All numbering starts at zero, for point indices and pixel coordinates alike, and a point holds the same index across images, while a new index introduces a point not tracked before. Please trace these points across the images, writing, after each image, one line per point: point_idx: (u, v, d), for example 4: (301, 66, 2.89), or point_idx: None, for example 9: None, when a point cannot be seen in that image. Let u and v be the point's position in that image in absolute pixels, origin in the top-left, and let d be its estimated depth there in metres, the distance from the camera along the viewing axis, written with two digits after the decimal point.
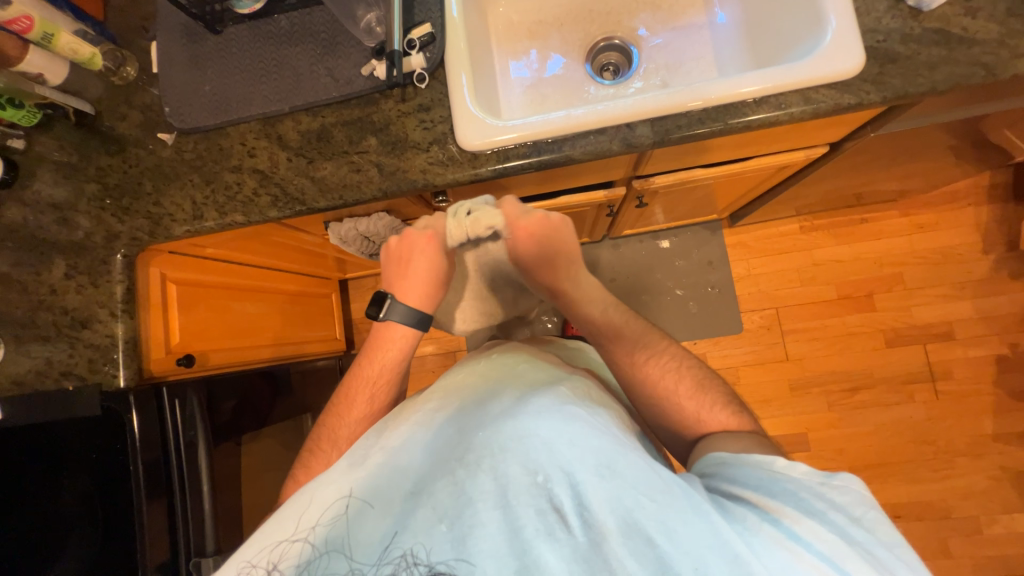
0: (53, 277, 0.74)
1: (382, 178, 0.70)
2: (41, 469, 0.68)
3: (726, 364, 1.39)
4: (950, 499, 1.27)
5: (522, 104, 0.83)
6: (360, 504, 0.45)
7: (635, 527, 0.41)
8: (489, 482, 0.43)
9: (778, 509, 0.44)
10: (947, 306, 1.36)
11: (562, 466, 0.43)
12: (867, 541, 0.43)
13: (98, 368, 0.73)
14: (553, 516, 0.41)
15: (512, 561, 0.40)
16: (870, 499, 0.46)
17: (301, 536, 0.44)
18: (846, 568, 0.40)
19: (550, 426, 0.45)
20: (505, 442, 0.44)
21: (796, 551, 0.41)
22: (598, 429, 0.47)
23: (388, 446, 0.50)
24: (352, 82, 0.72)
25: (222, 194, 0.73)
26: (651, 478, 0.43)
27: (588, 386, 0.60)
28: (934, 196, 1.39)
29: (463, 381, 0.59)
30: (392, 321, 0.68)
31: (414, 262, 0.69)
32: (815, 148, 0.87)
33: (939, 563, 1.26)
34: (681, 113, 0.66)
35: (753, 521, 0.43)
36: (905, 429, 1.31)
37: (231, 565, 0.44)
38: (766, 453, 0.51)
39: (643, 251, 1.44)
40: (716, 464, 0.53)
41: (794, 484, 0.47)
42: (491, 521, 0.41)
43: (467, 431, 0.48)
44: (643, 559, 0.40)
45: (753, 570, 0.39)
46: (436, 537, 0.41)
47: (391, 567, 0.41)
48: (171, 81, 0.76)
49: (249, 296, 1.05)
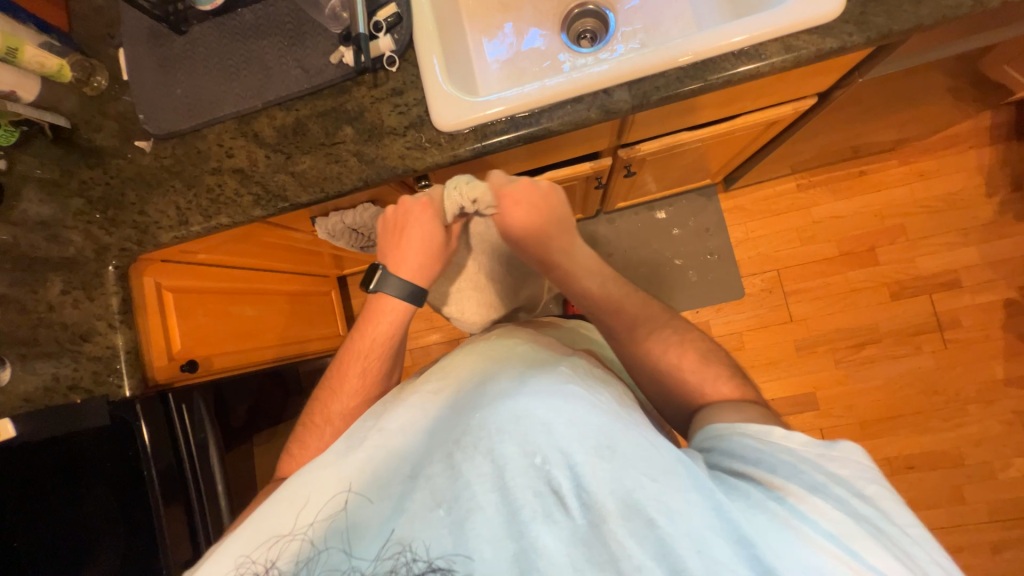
0: (51, 294, 0.75)
1: (361, 168, 0.69)
2: (62, 479, 0.67)
3: (731, 330, 1.38)
4: (963, 446, 1.27)
5: (498, 81, 0.81)
6: (358, 494, 0.46)
7: (635, 507, 0.40)
8: (487, 464, 0.43)
9: (782, 485, 0.44)
10: (952, 253, 1.33)
11: (560, 447, 0.43)
12: (875, 517, 0.42)
13: (102, 379, 0.74)
14: (552, 497, 0.41)
15: (510, 544, 0.40)
16: (869, 473, 0.46)
17: (299, 533, 0.44)
18: (857, 544, 0.39)
19: (548, 408, 0.46)
20: (502, 424, 0.45)
21: (805, 529, 0.40)
22: (596, 410, 0.47)
23: (385, 429, 0.50)
24: (322, 72, 0.71)
25: (205, 197, 0.73)
26: (652, 457, 0.43)
27: (589, 367, 0.60)
28: (934, 142, 1.36)
29: (459, 364, 0.58)
30: (387, 293, 0.68)
31: (411, 233, 0.69)
32: (804, 101, 0.84)
33: (955, 510, 1.26)
34: (658, 74, 0.64)
35: (757, 497, 0.43)
36: (914, 381, 1.31)
37: (221, 559, 0.44)
38: (762, 425, 0.50)
39: (639, 223, 1.42)
40: (712, 438, 0.52)
41: (792, 457, 0.46)
42: (490, 505, 0.41)
43: (464, 413, 0.49)
44: (643, 540, 0.39)
45: (759, 547, 0.39)
46: (434, 524, 0.42)
47: (391, 563, 0.41)
48: (141, 87, 0.75)
49: (248, 299, 1.05)
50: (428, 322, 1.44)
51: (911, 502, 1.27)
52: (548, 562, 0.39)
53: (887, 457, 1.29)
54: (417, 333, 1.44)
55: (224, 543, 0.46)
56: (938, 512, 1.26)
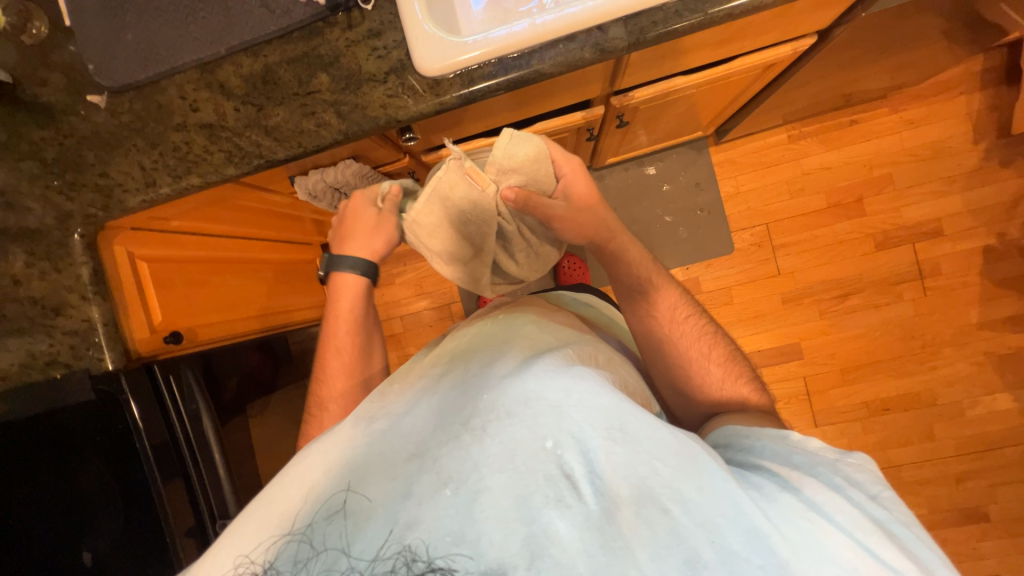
0: (14, 267, 0.69)
1: (340, 120, 0.65)
2: (51, 457, 0.65)
3: (719, 285, 1.39)
4: (936, 388, 1.34)
5: (482, 23, 0.76)
6: (359, 490, 0.42)
7: (648, 494, 0.40)
8: (495, 447, 0.41)
9: (799, 479, 0.45)
10: (937, 202, 1.35)
11: (572, 430, 0.42)
12: (887, 520, 0.42)
13: (81, 354, 0.70)
14: (563, 481, 0.40)
15: (520, 529, 0.37)
16: (880, 478, 0.46)
17: (296, 533, 0.40)
18: (875, 540, 0.40)
19: (556, 389, 0.44)
20: (511, 406, 0.43)
21: (821, 521, 0.40)
22: (606, 389, 0.46)
23: (403, 419, 0.48)
24: (290, 12, 0.65)
25: (172, 156, 0.68)
26: (664, 440, 0.42)
27: (596, 350, 0.60)
28: (926, 88, 1.34)
29: (465, 346, 0.58)
30: (339, 269, 0.75)
31: (360, 223, 0.75)
32: (802, 40, 0.81)
33: (925, 447, 1.33)
34: (656, 8, 0.60)
35: (773, 488, 0.43)
36: (894, 328, 1.35)
37: (220, 559, 0.40)
38: (779, 430, 0.53)
39: (628, 179, 1.40)
40: (731, 435, 0.55)
41: (810, 459, 0.48)
42: (498, 487, 0.39)
43: (470, 396, 0.48)
44: (657, 528, 0.39)
45: (772, 538, 0.38)
46: (439, 504, 0.39)
47: (391, 563, 0.37)
48: (87, 34, 0.68)
49: (230, 269, 1.02)
50: (418, 288, 1.42)
51: (885, 441, 1.34)
52: (561, 547, 0.37)
53: (865, 401, 1.35)
54: (407, 300, 1.42)
55: (234, 528, 0.43)
56: (909, 449, 1.33)
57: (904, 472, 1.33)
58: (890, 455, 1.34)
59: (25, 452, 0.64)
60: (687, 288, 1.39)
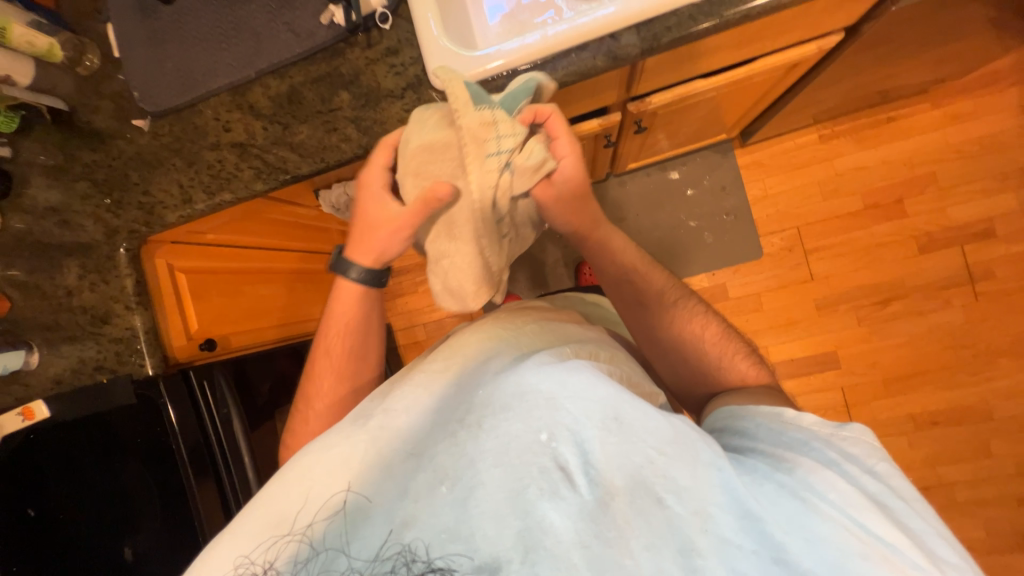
0: (68, 279, 0.75)
1: (360, 135, 0.67)
2: (96, 455, 0.70)
3: (748, 291, 1.34)
4: (992, 401, 1.24)
5: (498, 36, 0.78)
6: (356, 489, 0.42)
7: (643, 484, 0.39)
8: (491, 442, 0.41)
9: (795, 459, 0.43)
10: (987, 201, 1.26)
11: (567, 423, 0.41)
12: (881, 494, 0.41)
13: (125, 359, 0.75)
14: (558, 474, 0.39)
15: (515, 522, 0.38)
16: (877, 448, 0.45)
17: (296, 534, 0.41)
18: (867, 515, 0.39)
19: (552, 379, 0.43)
20: (507, 401, 0.42)
21: (815, 501, 0.39)
22: (604, 379, 0.44)
23: (397, 410, 0.47)
24: (314, 34, 0.68)
25: (207, 174, 0.72)
26: (661, 429, 0.41)
27: (599, 347, 0.59)
28: (971, 80, 1.26)
29: (461, 338, 0.57)
30: (340, 317, 0.70)
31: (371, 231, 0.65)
32: (828, 38, 0.78)
33: (982, 464, 1.23)
34: (669, 13, 0.59)
35: (767, 470, 0.42)
36: (941, 335, 1.26)
37: (220, 555, 0.41)
38: (773, 406, 0.51)
39: (651, 184, 1.38)
40: (727, 419, 0.53)
41: (802, 434, 0.46)
42: (493, 482, 0.39)
43: (468, 392, 0.47)
44: (652, 519, 0.38)
45: (767, 522, 0.38)
46: (436, 500, 0.39)
47: (391, 563, 0.38)
48: (133, 63, 0.73)
49: (260, 279, 1.06)
50: None
51: (934, 458, 1.25)
52: (555, 540, 0.37)
53: (911, 414, 1.27)
54: (430, 308, 1.44)
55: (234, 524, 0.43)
56: (963, 466, 1.24)
57: (957, 492, 1.23)
58: (940, 473, 1.24)
59: (74, 452, 0.69)
60: (713, 294, 1.35)
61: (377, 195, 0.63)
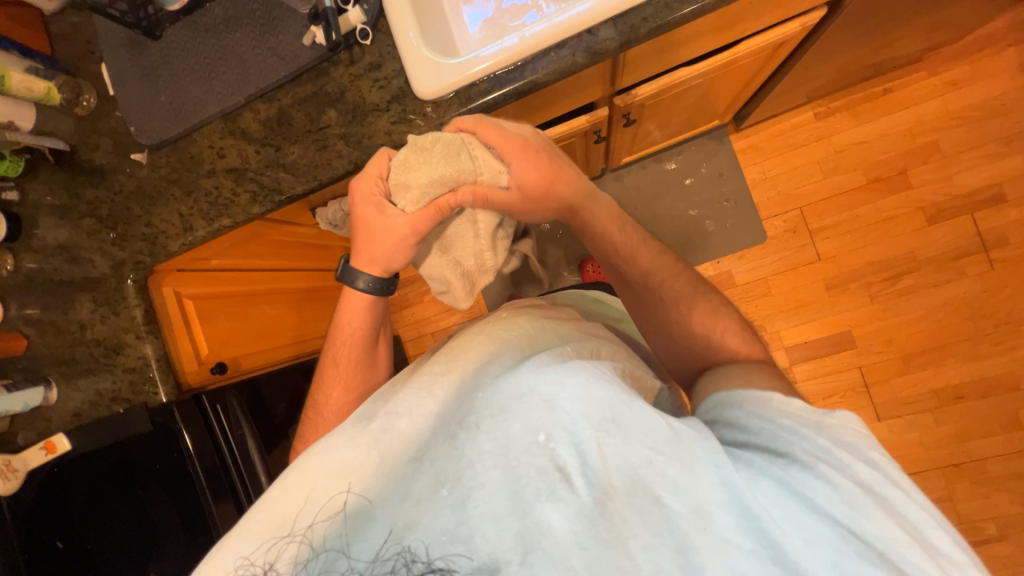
0: (80, 314, 0.77)
1: (350, 150, 0.68)
2: (119, 482, 0.71)
3: (755, 276, 1.32)
4: (1018, 371, 1.20)
5: (480, 42, 0.78)
6: (358, 490, 0.42)
7: (640, 484, 0.39)
8: (489, 443, 0.41)
9: (788, 452, 0.41)
10: (994, 165, 1.23)
11: (565, 424, 0.40)
12: (878, 486, 0.39)
13: (140, 388, 0.77)
14: (556, 474, 0.39)
15: (513, 523, 0.38)
16: (868, 434, 0.42)
17: (297, 534, 0.41)
18: (864, 513, 0.37)
19: (551, 381, 0.43)
20: (505, 403, 0.42)
21: (811, 498, 0.38)
22: (603, 379, 0.44)
23: (396, 414, 0.47)
24: (299, 56, 0.69)
25: (205, 201, 0.73)
26: (660, 430, 0.40)
27: (599, 344, 0.59)
28: (967, 44, 1.24)
29: (460, 342, 0.57)
30: (346, 339, 0.69)
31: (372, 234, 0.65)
32: (811, 14, 0.77)
33: (1013, 437, 1.19)
34: (645, 3, 0.59)
35: (762, 465, 0.40)
36: (958, 307, 1.23)
37: (221, 557, 0.41)
38: (761, 392, 0.48)
39: (647, 177, 1.37)
40: (717, 408, 0.50)
41: (792, 422, 0.44)
42: (492, 483, 0.39)
43: (468, 394, 0.47)
44: (650, 518, 0.38)
45: (765, 520, 0.37)
46: (435, 504, 0.39)
47: (391, 564, 0.38)
48: (128, 99, 0.75)
49: (267, 300, 1.07)
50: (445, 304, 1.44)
51: (962, 433, 1.21)
52: (553, 540, 0.37)
53: (934, 389, 1.23)
54: (437, 317, 1.45)
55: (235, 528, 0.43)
56: (993, 440, 1.20)
57: (989, 466, 1.20)
58: (970, 448, 1.21)
59: (97, 481, 0.70)
60: (719, 282, 1.34)
61: (379, 206, 0.63)
